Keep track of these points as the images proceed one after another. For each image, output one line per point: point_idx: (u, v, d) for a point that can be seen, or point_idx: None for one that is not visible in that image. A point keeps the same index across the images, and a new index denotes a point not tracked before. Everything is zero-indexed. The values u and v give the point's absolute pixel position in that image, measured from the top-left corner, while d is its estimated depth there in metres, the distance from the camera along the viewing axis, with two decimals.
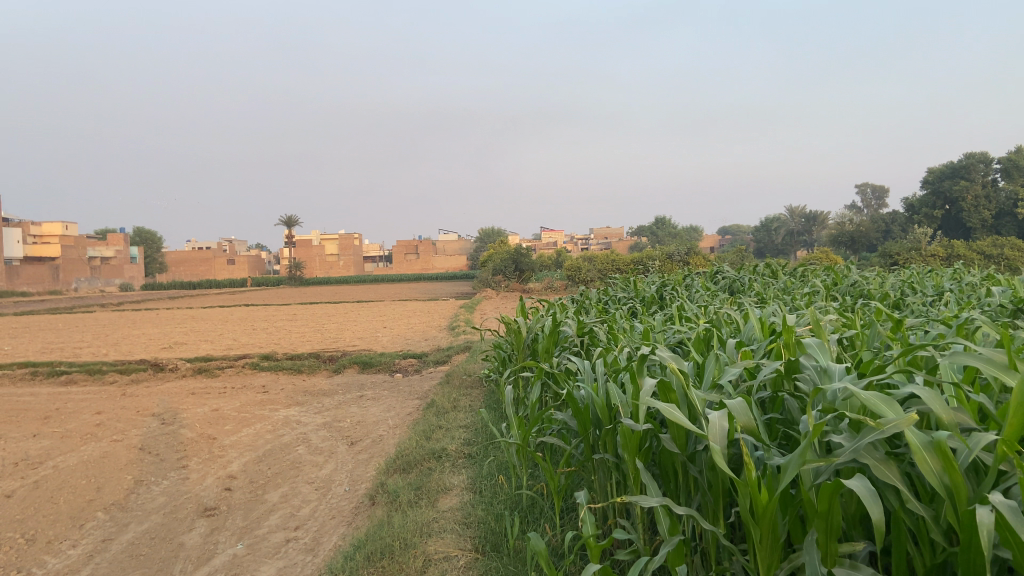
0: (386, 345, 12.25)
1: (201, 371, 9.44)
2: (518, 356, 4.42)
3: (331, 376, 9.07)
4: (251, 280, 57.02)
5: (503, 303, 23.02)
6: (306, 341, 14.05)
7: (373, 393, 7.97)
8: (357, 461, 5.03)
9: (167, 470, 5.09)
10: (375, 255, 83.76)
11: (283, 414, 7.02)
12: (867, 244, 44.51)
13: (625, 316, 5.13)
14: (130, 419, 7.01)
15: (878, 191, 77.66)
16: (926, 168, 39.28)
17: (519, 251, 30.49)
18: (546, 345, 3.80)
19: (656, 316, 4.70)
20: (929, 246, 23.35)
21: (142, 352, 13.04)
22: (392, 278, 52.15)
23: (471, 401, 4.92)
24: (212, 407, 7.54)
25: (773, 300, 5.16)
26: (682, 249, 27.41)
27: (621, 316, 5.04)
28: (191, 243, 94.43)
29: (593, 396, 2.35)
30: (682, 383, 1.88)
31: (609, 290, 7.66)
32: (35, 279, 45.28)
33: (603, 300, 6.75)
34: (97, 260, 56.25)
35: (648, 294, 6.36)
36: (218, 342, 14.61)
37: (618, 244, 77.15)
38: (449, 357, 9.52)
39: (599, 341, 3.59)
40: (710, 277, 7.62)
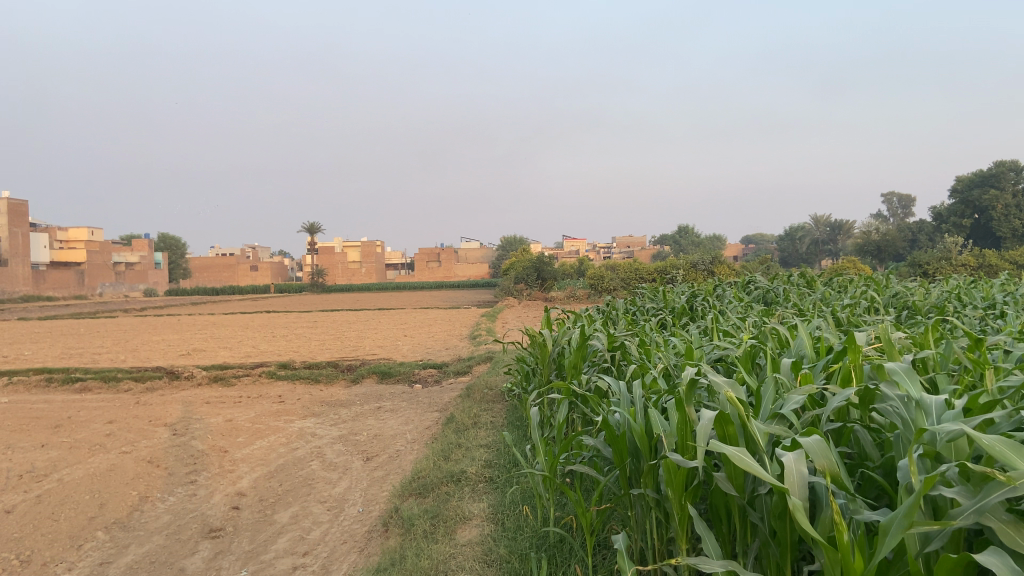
0: (405, 353, 12.04)
1: (218, 380, 9.30)
2: (542, 371, 4.16)
3: (349, 386, 8.87)
4: (275, 287, 57.34)
5: (525, 312, 22.79)
6: (325, 349, 13.89)
7: (390, 404, 7.75)
8: (372, 479, 4.79)
9: (175, 485, 4.91)
10: (398, 262, 83.95)
11: (298, 426, 6.82)
12: (895, 254, 43.76)
13: (654, 329, 4.85)
14: (142, 429, 6.86)
15: (905, 200, 76.45)
16: (956, 176, 38.48)
17: (541, 259, 30.25)
18: (574, 360, 3.55)
19: (690, 329, 4.42)
20: (960, 255, 22.74)
21: (161, 359, 12.98)
22: (413, 286, 52.14)
23: (493, 417, 4.67)
24: (226, 418, 7.36)
25: (813, 312, 4.87)
26: (707, 258, 26.98)
27: (650, 328, 4.77)
28: (216, 250, 95.47)
29: (632, 422, 2.09)
30: (742, 414, 1.62)
31: (636, 300, 7.38)
32: (62, 284, 45.88)
33: (630, 310, 6.49)
34: (124, 266, 56.91)
35: (678, 305, 6.08)
36: (237, 349, 14.51)
37: (640, 253, 76.64)
38: (470, 368, 9.28)
39: (632, 357, 3.33)
40: (742, 286, 7.31)
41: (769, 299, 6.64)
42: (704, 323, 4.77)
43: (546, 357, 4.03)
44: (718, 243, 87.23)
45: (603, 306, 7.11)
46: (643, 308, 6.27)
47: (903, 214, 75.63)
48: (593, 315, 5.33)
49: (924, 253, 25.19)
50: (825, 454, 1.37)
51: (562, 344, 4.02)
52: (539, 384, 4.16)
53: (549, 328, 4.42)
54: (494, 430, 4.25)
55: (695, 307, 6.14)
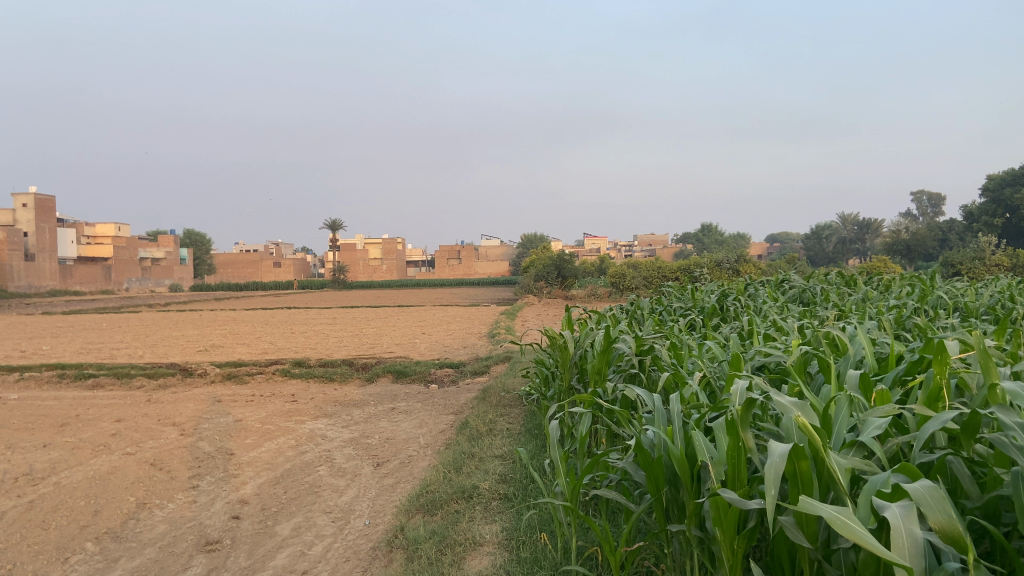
0: (423, 352, 11.78)
1: (230, 377, 9.09)
2: (563, 375, 3.84)
3: (364, 386, 8.61)
4: (297, 284, 57.51)
5: (547, 310, 22.48)
6: (343, 346, 13.66)
7: (405, 405, 7.46)
8: (382, 487, 4.50)
9: (175, 491, 4.66)
10: (419, 259, 83.95)
11: (308, 428, 6.55)
12: (924, 253, 42.95)
13: (683, 330, 4.50)
14: (149, 429, 6.64)
15: (934, 200, 75.01)
16: (986, 174, 37.62)
17: (562, 256, 29.89)
18: (599, 365, 3.25)
19: (724, 333, 4.08)
20: (993, 255, 22.08)
21: (177, 355, 12.83)
22: (434, 283, 52.00)
23: (511, 423, 4.37)
24: (236, 417, 7.12)
25: (857, 315, 4.50)
26: (732, 257, 26.50)
27: (679, 330, 4.42)
28: (240, 246, 96.22)
29: (671, 445, 1.79)
30: (820, 445, 1.32)
31: (663, 299, 7.02)
32: (88, 279, 46.27)
33: (656, 310, 6.16)
34: (148, 262, 57.37)
35: (708, 305, 5.72)
36: (254, 345, 14.34)
37: (663, 252, 76.00)
38: (488, 368, 8.97)
39: (664, 362, 3.00)
40: (776, 285, 6.91)
41: (804, 300, 6.26)
42: (740, 325, 4.43)
43: (567, 361, 3.72)
44: (742, 241, 86.31)
45: (627, 305, 6.78)
46: (671, 308, 5.93)
47: (932, 213, 74.28)
48: (619, 315, 5.01)
49: (957, 252, 24.59)
50: (943, 511, 1.07)
51: (584, 348, 3.70)
52: (560, 390, 3.85)
53: (571, 329, 4.10)
54: (511, 439, 3.95)
55: (726, 307, 5.79)
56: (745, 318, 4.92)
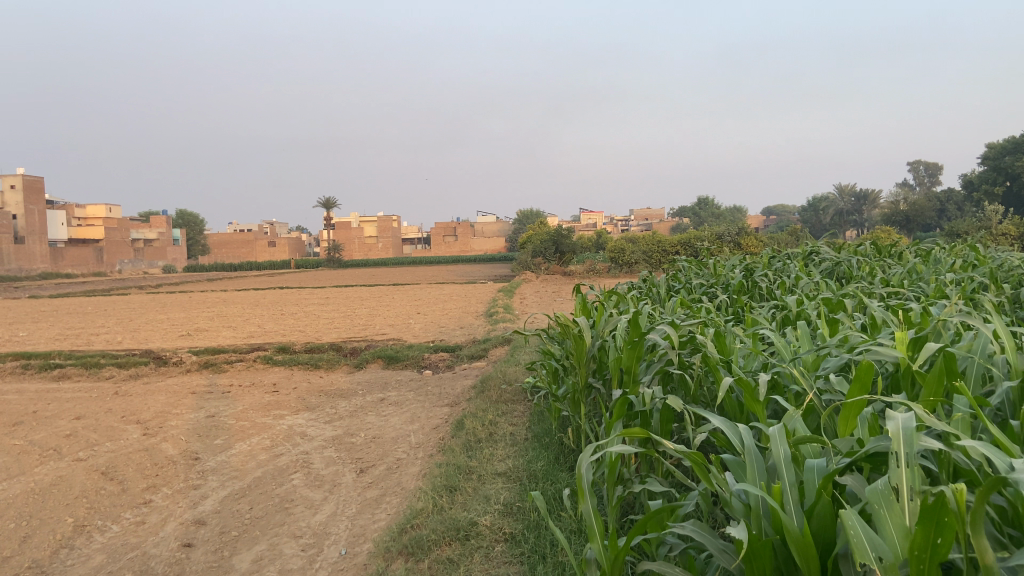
0: (417, 334, 11.09)
1: (207, 366, 8.41)
2: (578, 370, 3.14)
3: (351, 373, 7.92)
4: (292, 263, 56.73)
5: (545, 286, 21.87)
6: (332, 329, 12.96)
7: (395, 396, 6.78)
8: (364, 501, 3.82)
9: (122, 510, 4.00)
10: (414, 237, 83.01)
11: (287, 424, 5.88)
12: (924, 224, 42.57)
13: (713, 311, 3.84)
14: (111, 429, 5.97)
15: (932, 168, 74.21)
16: (987, 142, 36.94)
17: (560, 231, 29.12)
18: (630, 362, 2.55)
19: (766, 318, 3.43)
20: (1000, 223, 21.41)
21: (159, 341, 12.15)
22: (431, 260, 51.26)
23: (517, 426, 3.69)
24: (208, 412, 6.44)
25: (916, 293, 3.84)
26: (734, 230, 25.89)
27: (708, 312, 3.76)
28: (234, 227, 95.31)
29: (793, 526, 1.15)
30: None
31: (679, 275, 6.32)
32: (78, 261, 45.27)
33: (672, 289, 5.48)
34: (140, 242, 56.47)
35: (733, 281, 5.04)
36: (240, 329, 13.65)
37: (661, 225, 75.17)
38: (486, 352, 8.29)
39: (718, 364, 2.31)
40: (805, 258, 6.20)
41: (838, 275, 5.56)
42: (780, 308, 3.76)
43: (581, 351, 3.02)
44: (740, 214, 85.58)
45: (640, 284, 6.09)
46: (690, 285, 5.25)
47: (930, 182, 73.69)
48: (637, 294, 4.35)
49: (963, 221, 24.07)
50: None
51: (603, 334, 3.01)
52: (573, 389, 3.16)
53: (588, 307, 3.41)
54: (519, 450, 3.27)
55: (754, 283, 5.11)
56: (784, 296, 4.25)
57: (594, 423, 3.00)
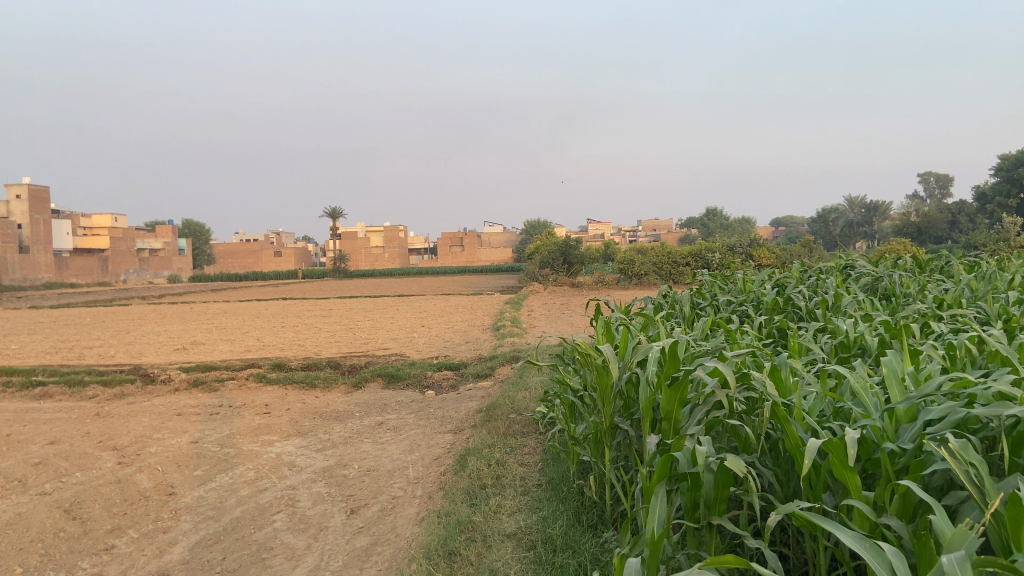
0: (421, 349, 10.62)
1: (197, 384, 7.96)
2: (603, 409, 2.64)
3: (349, 393, 7.45)
4: (298, 274, 56.41)
5: (553, 298, 21.39)
6: (333, 343, 12.48)
7: (394, 419, 6.28)
8: (352, 552, 3.33)
9: (79, 558, 3.52)
10: (420, 248, 82.68)
11: (275, 452, 5.40)
12: (936, 236, 42.10)
13: (754, 336, 3.36)
14: (86, 457, 5.51)
15: (941, 180, 73.80)
16: (1001, 153, 36.53)
17: (568, 243, 28.72)
18: (672, 405, 2.06)
19: (821, 347, 2.95)
20: (1018, 235, 20.91)
21: (153, 356, 11.72)
22: (437, 271, 50.84)
23: (530, 467, 3.20)
24: (192, 437, 5.97)
25: (987, 317, 3.36)
26: (745, 241, 25.46)
27: (750, 337, 3.28)
28: (241, 237, 95.38)
29: None
30: None
31: (702, 289, 5.84)
32: (84, 271, 44.99)
33: (696, 307, 5.01)
34: (146, 252, 56.25)
35: (765, 299, 4.55)
36: (238, 343, 13.21)
37: (669, 236, 74.74)
38: (492, 370, 7.81)
39: (793, 419, 1.83)
40: (840, 272, 5.72)
41: (878, 292, 5.06)
42: (831, 332, 3.30)
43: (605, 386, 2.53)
44: (748, 225, 85.11)
45: (660, 300, 5.61)
46: (718, 303, 4.78)
47: (941, 195, 73.15)
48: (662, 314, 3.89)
49: (982, 234, 23.55)
50: None
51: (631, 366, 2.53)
52: (598, 430, 2.67)
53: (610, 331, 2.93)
54: (533, 502, 2.78)
55: (788, 302, 4.64)
56: (829, 319, 3.78)
57: (622, 472, 2.52)
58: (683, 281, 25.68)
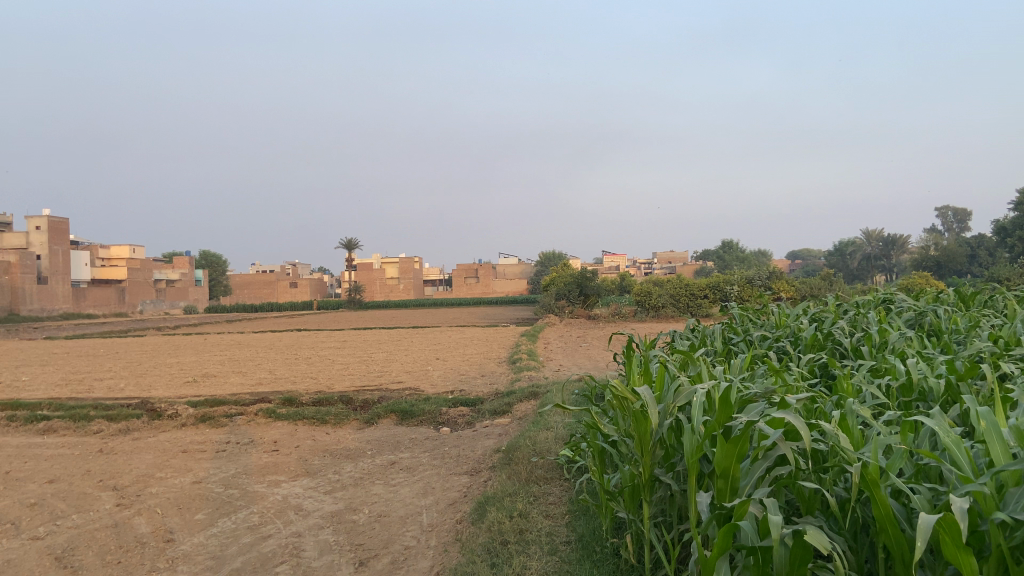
0: (436, 383, 10.34)
1: (205, 419, 7.71)
2: (641, 461, 2.35)
3: (361, 429, 7.17)
4: (313, 305, 56.40)
5: (569, 331, 21.08)
6: (346, 376, 12.21)
7: (408, 459, 5.97)
8: None
9: None
10: (435, 280, 82.64)
11: (282, 494, 5.11)
12: (956, 269, 41.54)
13: (801, 377, 3.07)
14: (84, 498, 5.25)
15: (959, 212, 73.25)
16: (1022, 185, 36.08)
17: (584, 274, 28.47)
18: (727, 458, 1.77)
19: (881, 391, 2.66)
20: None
21: (163, 389, 11.50)
22: (451, 303, 50.65)
23: (556, 520, 2.91)
24: (196, 477, 5.70)
25: None
26: (765, 273, 25.07)
27: (796, 377, 2.99)
28: (257, 268, 95.92)
29: None
30: None
31: (732, 322, 5.54)
32: (102, 302, 45.18)
33: (727, 343, 4.74)
34: (163, 283, 56.52)
35: (804, 336, 4.25)
36: (250, 375, 12.98)
37: (684, 268, 74.35)
38: (510, 406, 7.50)
39: (876, 484, 1.56)
40: (878, 306, 5.41)
41: (923, 328, 4.76)
42: (887, 372, 3.01)
43: (645, 434, 2.26)
44: (764, 258, 84.53)
45: (688, 334, 5.32)
46: (750, 337, 4.51)
47: (959, 227, 72.50)
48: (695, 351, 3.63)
49: (1008, 266, 23.04)
50: None
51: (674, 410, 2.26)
52: (635, 484, 2.37)
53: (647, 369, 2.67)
54: (561, 564, 2.50)
55: (828, 338, 4.36)
56: (879, 359, 3.50)
57: (665, 531, 2.24)
58: (702, 313, 25.29)
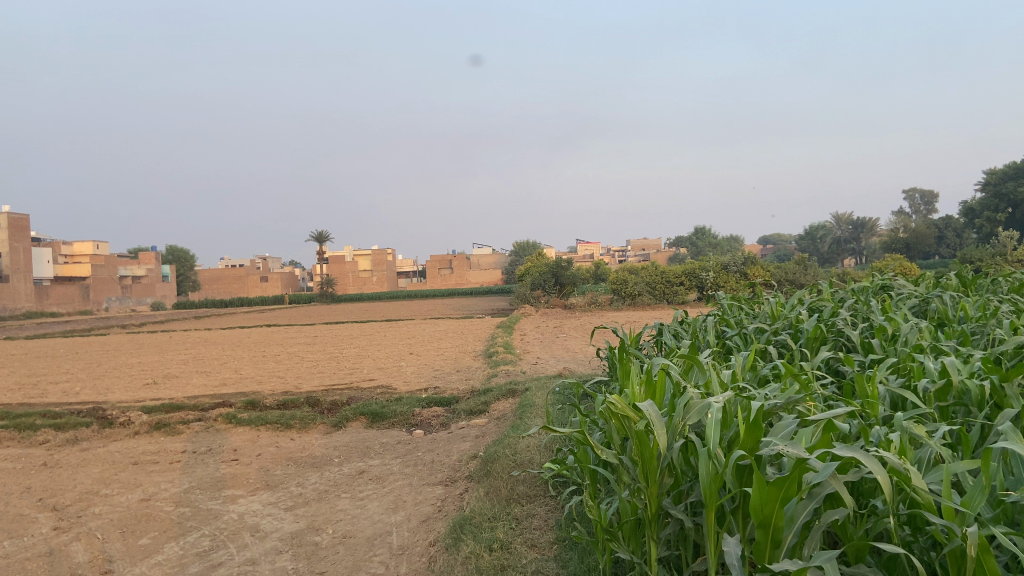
0: (409, 380, 9.92)
1: (160, 426, 7.21)
2: (646, 492, 1.95)
3: (329, 434, 6.72)
4: (284, 298, 55.52)
5: (545, 321, 20.79)
6: (316, 374, 11.73)
7: (377, 467, 5.55)
8: None
9: None
10: (409, 271, 82.07)
11: (238, 511, 4.65)
12: (924, 251, 42.03)
13: (816, 381, 2.71)
14: (18, 521, 4.75)
15: (926, 197, 74.26)
16: (987, 168, 36.57)
17: (559, 263, 28.10)
18: (766, 501, 1.39)
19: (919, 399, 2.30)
20: (1016, 250, 20.52)
21: (121, 392, 10.93)
22: (425, 294, 50.17)
23: (543, 553, 2.52)
24: (144, 494, 5.23)
25: None
26: (739, 259, 25.04)
27: (812, 381, 2.63)
28: (227, 262, 94.43)
29: None
30: None
31: (723, 312, 5.19)
32: (66, 299, 44.07)
33: (720, 337, 4.38)
34: (129, 280, 55.23)
35: (806, 328, 3.90)
36: (214, 375, 12.43)
37: (657, 255, 74.58)
38: (486, 404, 7.11)
39: None
40: (877, 291, 5.08)
41: (930, 316, 4.43)
42: (914, 372, 2.66)
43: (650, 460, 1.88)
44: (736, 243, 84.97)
45: (677, 327, 4.96)
46: (745, 330, 4.16)
47: (926, 210, 73.61)
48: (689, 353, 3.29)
49: (978, 248, 23.29)
50: None
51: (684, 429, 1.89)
52: (638, 518, 1.99)
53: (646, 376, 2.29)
54: None
55: (832, 331, 4.01)
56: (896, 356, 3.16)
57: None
58: (677, 300, 25.18)
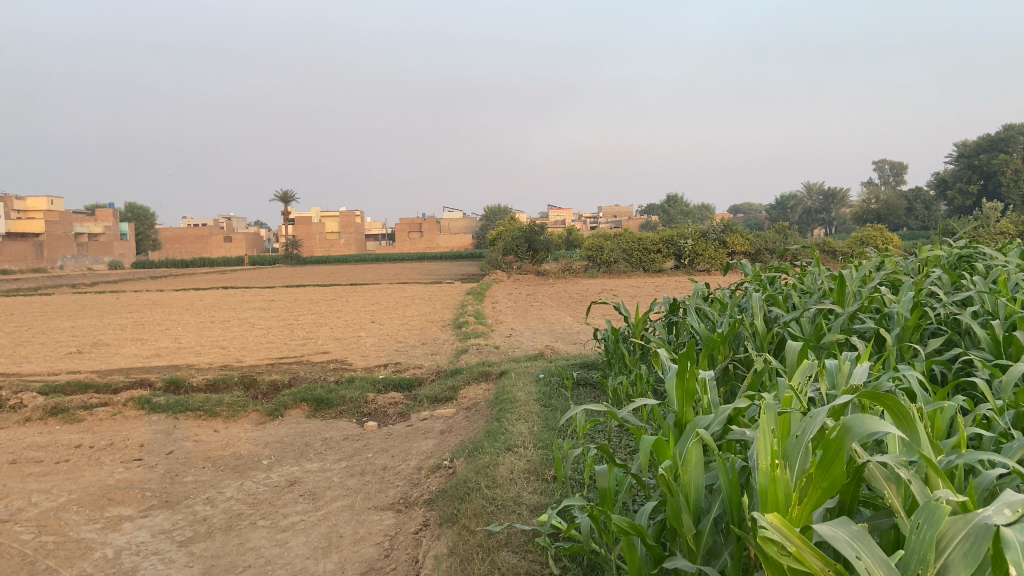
0: (366, 354, 8.71)
1: (56, 412, 5.92)
2: None
3: (261, 426, 5.51)
4: (247, 259, 53.49)
5: (518, 288, 19.69)
6: (263, 345, 10.42)
7: (314, 475, 4.33)
8: None
9: None
10: (379, 234, 80.24)
11: (115, 546, 3.44)
12: (896, 223, 41.71)
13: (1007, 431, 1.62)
14: None
15: (898, 168, 74.44)
16: (962, 140, 36.06)
17: (533, 228, 26.91)
18: None
19: None
20: (1003, 220, 19.75)
21: (36, 364, 9.52)
22: (394, 257, 48.62)
23: None
24: (4, 512, 3.99)
25: None
26: (718, 226, 24.20)
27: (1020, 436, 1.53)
28: (190, 222, 91.91)
29: None
30: None
31: (763, 280, 4.03)
32: (17, 256, 41.73)
33: (769, 323, 3.25)
34: (86, 237, 52.61)
35: (900, 312, 2.76)
36: (150, 345, 11.04)
37: (630, 223, 73.79)
38: (452, 390, 5.94)
39: None
40: (961, 259, 3.92)
41: None
42: None
43: None
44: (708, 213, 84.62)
45: (705, 306, 3.84)
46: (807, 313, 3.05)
47: (896, 180, 73.87)
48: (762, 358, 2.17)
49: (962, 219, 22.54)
50: None
51: None
52: None
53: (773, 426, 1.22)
54: None
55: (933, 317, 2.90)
56: None
57: None
58: (654, 269, 24.17)
